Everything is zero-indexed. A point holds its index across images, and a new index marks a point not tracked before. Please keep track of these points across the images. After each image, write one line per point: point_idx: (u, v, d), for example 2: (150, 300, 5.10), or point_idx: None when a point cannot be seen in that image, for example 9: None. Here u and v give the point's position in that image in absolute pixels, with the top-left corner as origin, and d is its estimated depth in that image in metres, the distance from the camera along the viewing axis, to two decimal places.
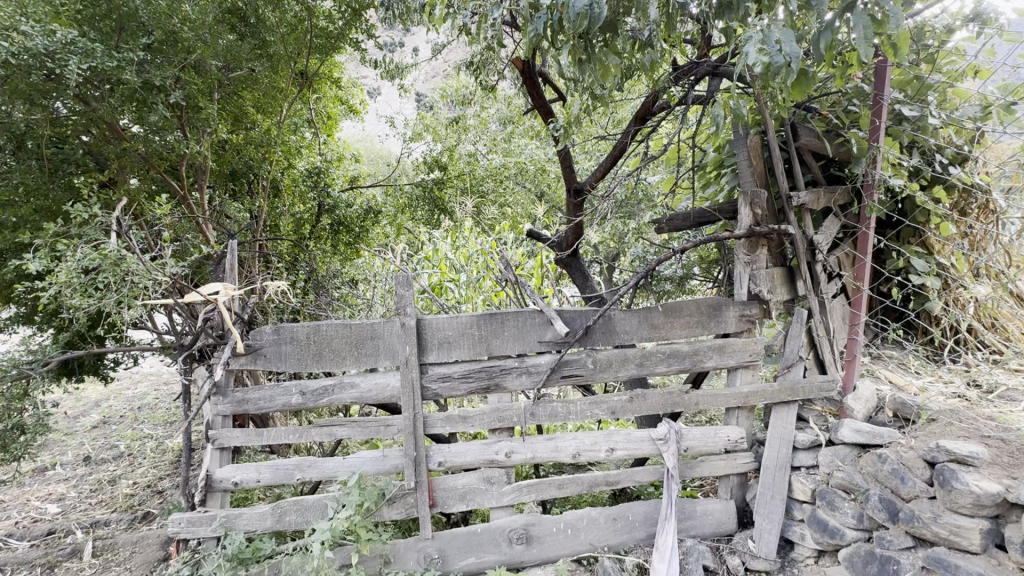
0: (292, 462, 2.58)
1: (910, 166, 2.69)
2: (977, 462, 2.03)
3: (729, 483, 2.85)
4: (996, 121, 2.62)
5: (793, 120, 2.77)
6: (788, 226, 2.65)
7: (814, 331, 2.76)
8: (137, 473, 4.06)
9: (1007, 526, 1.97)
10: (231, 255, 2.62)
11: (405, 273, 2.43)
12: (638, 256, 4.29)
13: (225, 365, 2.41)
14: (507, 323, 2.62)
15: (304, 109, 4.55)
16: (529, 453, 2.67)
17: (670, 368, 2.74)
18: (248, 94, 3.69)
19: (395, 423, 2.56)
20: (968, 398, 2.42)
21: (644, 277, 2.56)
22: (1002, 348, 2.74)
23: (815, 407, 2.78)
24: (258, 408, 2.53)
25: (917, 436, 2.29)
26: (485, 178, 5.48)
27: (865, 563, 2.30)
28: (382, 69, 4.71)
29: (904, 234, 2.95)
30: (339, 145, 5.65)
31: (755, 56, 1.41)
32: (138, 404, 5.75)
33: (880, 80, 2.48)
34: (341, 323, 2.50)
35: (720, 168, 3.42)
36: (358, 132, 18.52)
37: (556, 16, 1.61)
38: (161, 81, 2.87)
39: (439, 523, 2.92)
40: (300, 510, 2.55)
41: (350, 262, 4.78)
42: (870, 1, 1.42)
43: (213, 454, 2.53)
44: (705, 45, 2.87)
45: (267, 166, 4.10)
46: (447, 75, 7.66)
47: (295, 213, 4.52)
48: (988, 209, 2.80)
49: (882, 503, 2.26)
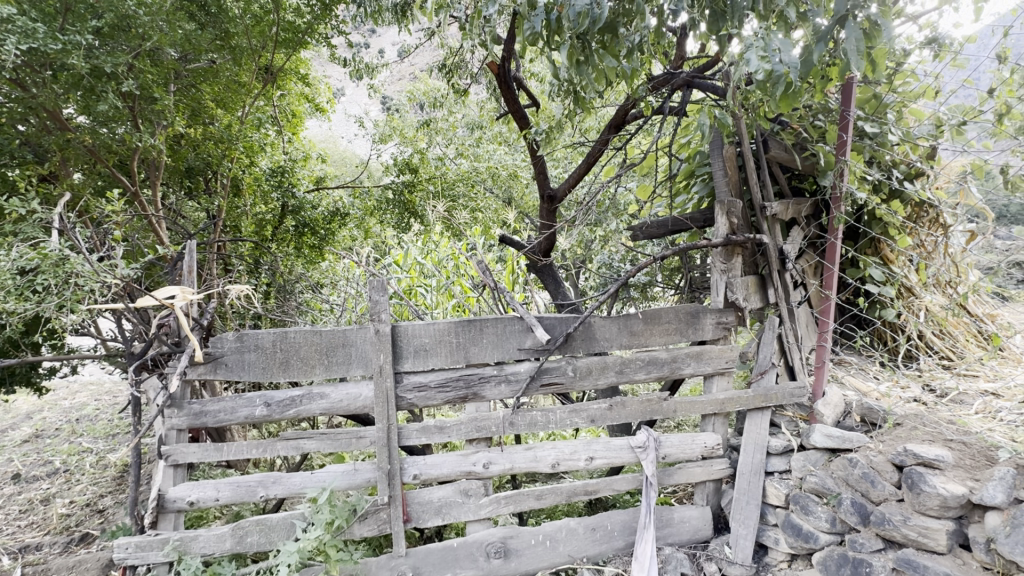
0: (255, 479, 2.43)
1: (874, 179, 2.79)
2: (943, 465, 2.11)
3: (706, 490, 2.89)
4: (949, 140, 2.75)
5: (765, 133, 2.82)
6: (761, 235, 2.71)
7: (785, 338, 2.82)
8: (74, 491, 3.72)
9: (969, 526, 2.06)
10: (189, 256, 2.43)
11: (380, 278, 2.32)
12: (606, 263, 4.29)
13: (181, 375, 2.23)
14: (486, 330, 2.55)
15: (267, 106, 4.36)
16: (507, 463, 2.60)
17: (648, 375, 2.75)
18: (207, 87, 3.49)
19: (368, 434, 2.43)
20: (926, 402, 2.53)
21: (623, 284, 2.59)
22: (951, 353, 2.89)
23: (786, 412, 2.81)
24: (218, 421, 2.36)
25: (884, 440, 2.36)
26: (456, 182, 5.31)
27: (838, 566, 2.37)
28: (351, 67, 4.56)
29: (865, 246, 3.06)
30: (304, 145, 5.46)
31: (757, 64, 1.48)
32: (76, 415, 5.31)
33: (847, 96, 2.56)
34: (310, 330, 2.37)
35: (690, 179, 3.46)
36: (323, 132, 18.15)
37: (553, 14, 1.58)
38: (112, 68, 2.63)
39: (413, 538, 2.81)
40: (264, 531, 2.39)
41: (314, 265, 4.54)
42: (863, 14, 1.47)
43: (166, 471, 2.34)
44: (679, 58, 2.95)
45: (227, 163, 3.85)
46: (415, 78, 7.59)
47: (256, 213, 4.24)
48: (938, 223, 2.97)
49: (853, 506, 2.34)
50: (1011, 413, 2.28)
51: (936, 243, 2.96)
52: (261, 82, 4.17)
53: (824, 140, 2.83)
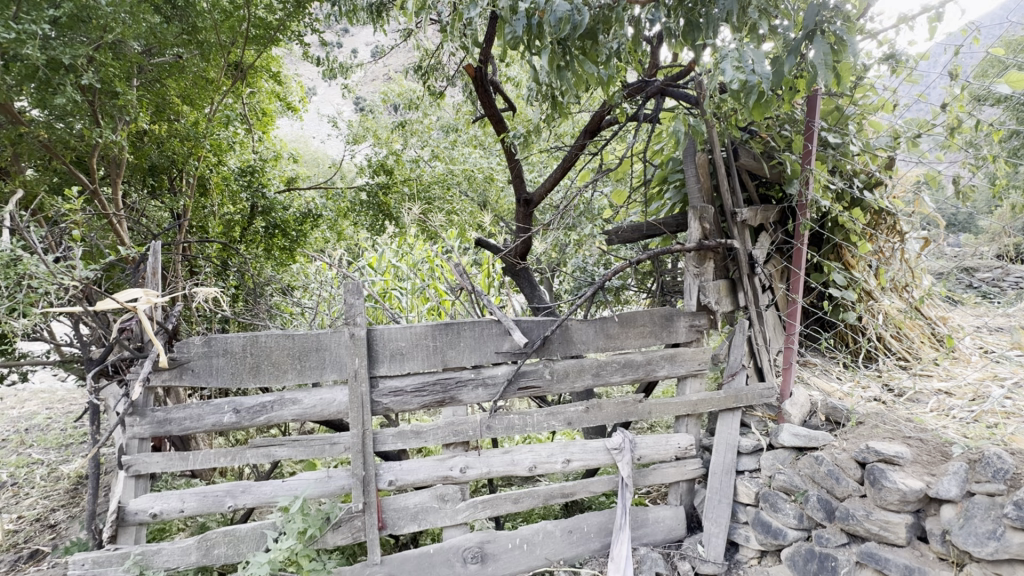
0: (223, 488, 2.35)
1: (837, 188, 2.90)
2: (902, 461, 2.20)
3: (679, 490, 2.96)
4: (905, 151, 2.88)
5: (736, 142, 2.90)
6: (732, 240, 2.78)
7: (754, 340, 2.91)
8: (22, 506, 3.50)
9: (927, 519, 2.16)
10: (153, 258, 2.32)
11: (356, 281, 2.28)
12: (580, 267, 4.32)
13: (144, 381, 2.14)
14: (463, 333, 2.53)
15: (236, 104, 4.23)
16: (484, 467, 2.59)
17: (624, 377, 2.79)
18: (172, 83, 3.34)
19: (342, 440, 2.38)
20: (885, 401, 2.63)
21: (599, 289, 2.60)
22: (908, 355, 3.02)
23: (755, 412, 2.89)
24: (183, 429, 2.26)
25: (848, 437, 2.45)
26: (432, 183, 5.15)
27: (805, 561, 2.46)
28: (324, 66, 4.48)
29: (829, 251, 3.17)
30: (274, 143, 5.33)
31: (732, 73, 1.55)
32: (24, 426, 5.01)
33: (812, 108, 2.64)
34: (281, 333, 2.30)
35: (663, 185, 3.53)
36: (293, 131, 17.84)
37: (535, 19, 1.60)
38: (70, 59, 2.50)
39: (387, 546, 2.76)
40: (232, 542, 2.31)
41: (284, 268, 4.41)
42: (831, 29, 1.54)
43: (127, 482, 2.23)
44: (653, 67, 3.00)
45: (194, 162, 3.72)
46: (389, 79, 7.52)
47: (224, 213, 4.10)
48: (895, 229, 3.08)
49: (819, 503, 2.43)
50: (963, 410, 2.38)
51: (893, 249, 3.06)
52: (230, 79, 4.06)
53: (790, 150, 2.93)
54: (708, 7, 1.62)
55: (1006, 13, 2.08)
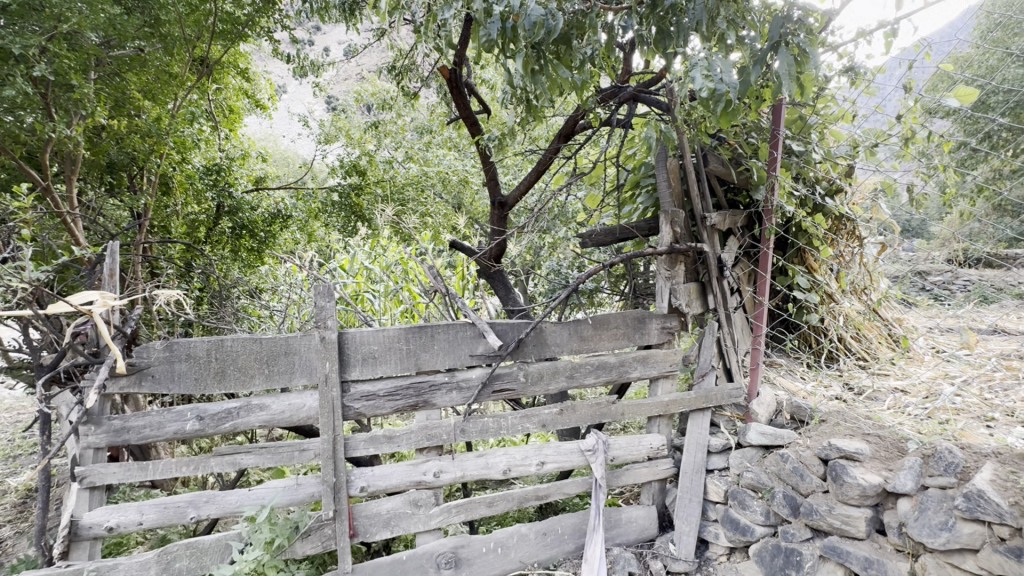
0: (185, 498, 2.26)
1: (800, 194, 3.00)
2: (862, 457, 2.29)
3: (651, 489, 3.02)
4: (863, 160, 3.01)
5: (706, 148, 2.97)
6: (701, 244, 2.85)
7: (723, 341, 2.98)
8: None
9: (884, 512, 2.25)
10: (111, 258, 2.21)
11: (327, 283, 2.23)
12: (554, 269, 4.34)
13: (100, 388, 2.04)
14: (437, 337, 2.51)
15: (202, 100, 4.10)
16: (458, 471, 2.57)
17: (597, 379, 2.81)
18: (133, 77, 3.20)
19: (312, 446, 2.32)
20: (846, 399, 2.73)
21: (573, 292, 2.60)
22: (866, 355, 3.14)
23: (724, 412, 2.96)
24: (142, 438, 2.16)
25: (811, 435, 2.53)
26: (406, 186, 5.26)
27: (772, 556, 2.53)
28: (294, 64, 4.39)
29: (793, 254, 3.28)
30: (242, 141, 5.19)
31: (702, 82, 1.60)
32: None
33: (777, 116, 2.72)
34: (248, 337, 2.23)
35: (636, 189, 3.59)
36: (261, 131, 17.49)
37: (509, 23, 1.60)
38: (21, 49, 2.37)
39: (359, 554, 2.71)
40: (195, 555, 2.23)
41: (252, 270, 4.30)
42: (796, 41, 1.60)
43: (80, 495, 2.12)
44: (626, 73, 3.05)
45: (155, 159, 3.57)
46: (362, 79, 7.43)
47: (187, 213, 3.94)
48: (855, 234, 3.21)
49: (785, 499, 2.51)
50: (917, 407, 2.48)
51: (853, 254, 3.20)
52: (195, 74, 3.94)
53: (757, 156, 3.01)
54: (679, 16, 1.66)
55: (954, 31, 2.20)
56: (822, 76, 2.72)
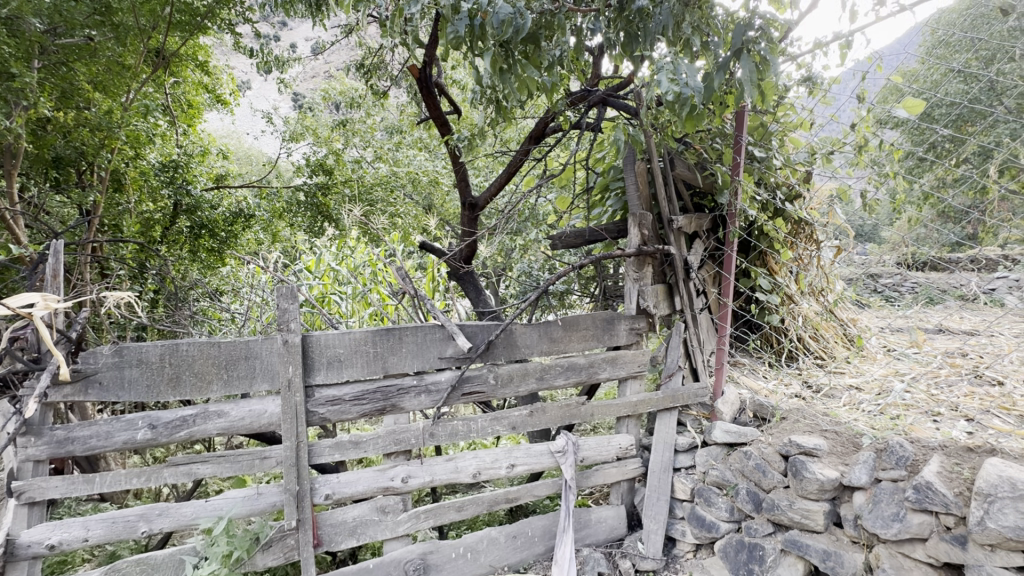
0: (135, 512, 2.13)
1: (762, 198, 3.09)
2: (820, 453, 2.37)
3: (620, 489, 3.05)
4: (820, 166, 3.13)
5: (672, 152, 3.03)
6: (668, 247, 2.89)
7: (689, 342, 3.04)
8: None
9: (841, 505, 2.33)
10: (53, 258, 2.07)
11: (290, 285, 2.15)
12: (525, 271, 4.35)
13: (40, 397, 1.90)
14: (405, 339, 2.46)
15: (157, 93, 3.92)
16: (427, 476, 2.52)
17: (567, 380, 2.82)
18: (82, 67, 3.01)
19: (274, 454, 2.24)
20: (805, 397, 2.82)
21: (543, 293, 2.58)
22: (824, 353, 3.26)
23: (690, 411, 3.02)
24: (88, 448, 2.03)
25: (773, 432, 2.61)
26: (374, 186, 5.15)
27: (736, 551, 2.59)
28: (258, 58, 4.26)
29: (755, 257, 3.38)
30: (202, 137, 5.01)
31: (668, 85, 1.63)
32: None
33: (739, 123, 2.80)
34: (205, 341, 2.13)
35: (605, 192, 3.63)
36: (223, 128, 16.99)
37: (478, 20, 1.59)
38: None
39: (324, 563, 2.64)
40: (145, 571, 2.11)
41: (212, 271, 4.15)
42: (756, 48, 1.65)
43: (17, 511, 1.97)
44: (595, 77, 3.08)
45: (106, 154, 3.37)
46: (330, 77, 7.31)
47: (141, 212, 3.76)
48: (812, 238, 3.33)
49: (748, 495, 2.58)
50: (870, 403, 2.58)
51: (811, 257, 3.32)
52: (149, 67, 3.77)
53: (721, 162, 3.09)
54: (645, 21, 1.68)
55: (902, 46, 2.33)
56: (781, 85, 2.82)
